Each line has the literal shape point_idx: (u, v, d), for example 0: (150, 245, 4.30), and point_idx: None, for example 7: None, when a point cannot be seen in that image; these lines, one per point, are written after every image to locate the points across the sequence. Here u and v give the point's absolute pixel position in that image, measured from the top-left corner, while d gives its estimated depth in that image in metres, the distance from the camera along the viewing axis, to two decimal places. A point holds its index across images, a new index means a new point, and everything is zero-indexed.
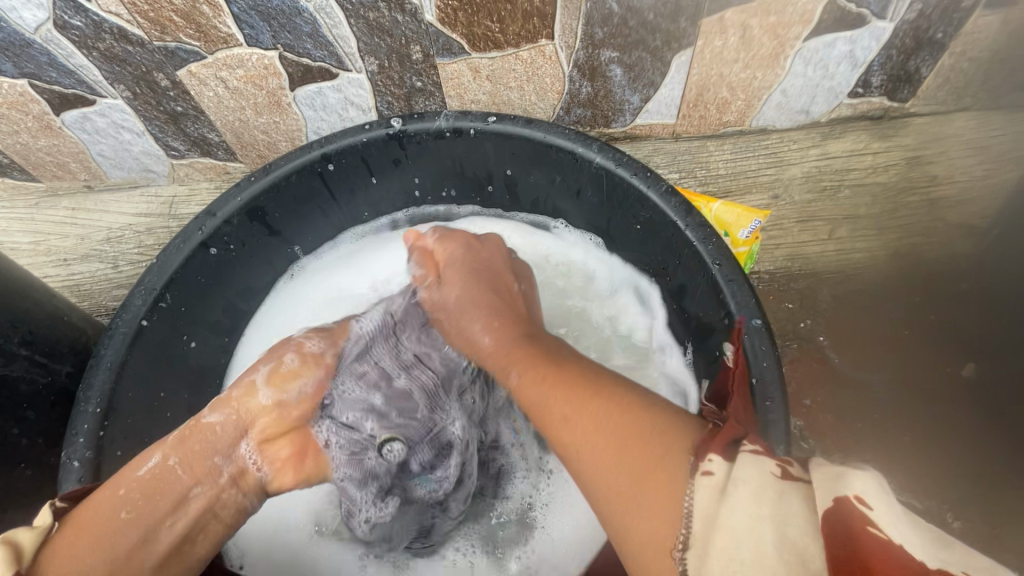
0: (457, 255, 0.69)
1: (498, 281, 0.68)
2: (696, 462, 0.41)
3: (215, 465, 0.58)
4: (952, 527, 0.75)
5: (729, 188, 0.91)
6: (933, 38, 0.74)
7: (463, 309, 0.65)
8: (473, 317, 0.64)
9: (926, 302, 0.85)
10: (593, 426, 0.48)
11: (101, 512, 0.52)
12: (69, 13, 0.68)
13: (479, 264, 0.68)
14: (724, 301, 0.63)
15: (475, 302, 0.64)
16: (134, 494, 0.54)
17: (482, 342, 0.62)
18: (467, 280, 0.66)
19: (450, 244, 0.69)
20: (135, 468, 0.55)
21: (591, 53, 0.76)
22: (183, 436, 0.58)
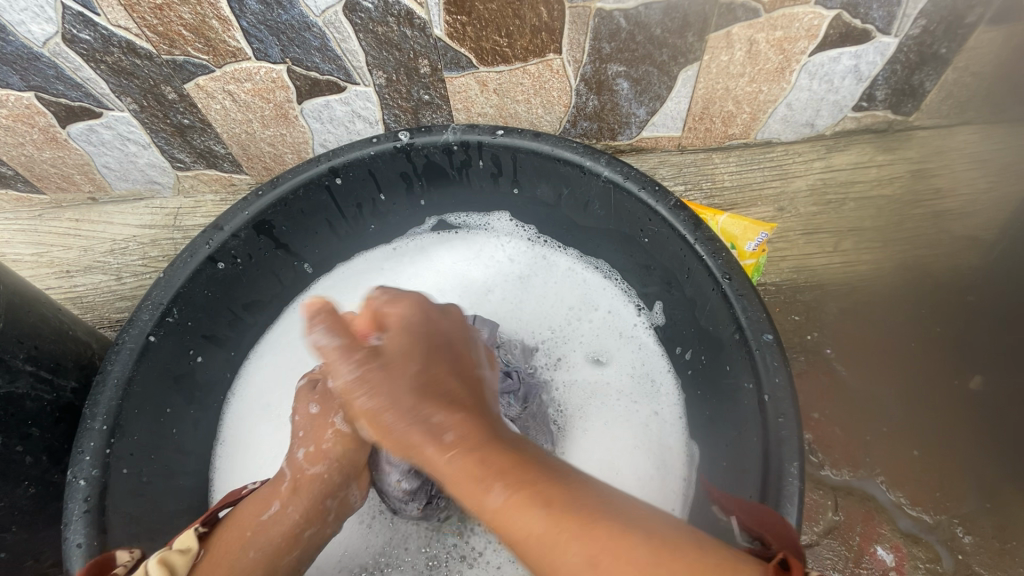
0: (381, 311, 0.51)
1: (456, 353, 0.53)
2: None
3: (326, 507, 0.63)
4: (963, 542, 0.75)
5: (735, 201, 0.91)
6: (937, 53, 0.74)
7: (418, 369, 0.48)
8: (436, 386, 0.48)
9: (933, 315, 0.85)
10: None
11: (235, 550, 0.57)
12: (78, 27, 0.68)
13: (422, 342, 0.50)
14: (734, 316, 0.63)
15: (434, 347, 0.51)
16: (257, 537, 0.58)
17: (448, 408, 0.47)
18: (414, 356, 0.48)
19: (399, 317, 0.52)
20: (258, 510, 0.60)
21: (599, 67, 0.77)
22: (297, 484, 0.62)
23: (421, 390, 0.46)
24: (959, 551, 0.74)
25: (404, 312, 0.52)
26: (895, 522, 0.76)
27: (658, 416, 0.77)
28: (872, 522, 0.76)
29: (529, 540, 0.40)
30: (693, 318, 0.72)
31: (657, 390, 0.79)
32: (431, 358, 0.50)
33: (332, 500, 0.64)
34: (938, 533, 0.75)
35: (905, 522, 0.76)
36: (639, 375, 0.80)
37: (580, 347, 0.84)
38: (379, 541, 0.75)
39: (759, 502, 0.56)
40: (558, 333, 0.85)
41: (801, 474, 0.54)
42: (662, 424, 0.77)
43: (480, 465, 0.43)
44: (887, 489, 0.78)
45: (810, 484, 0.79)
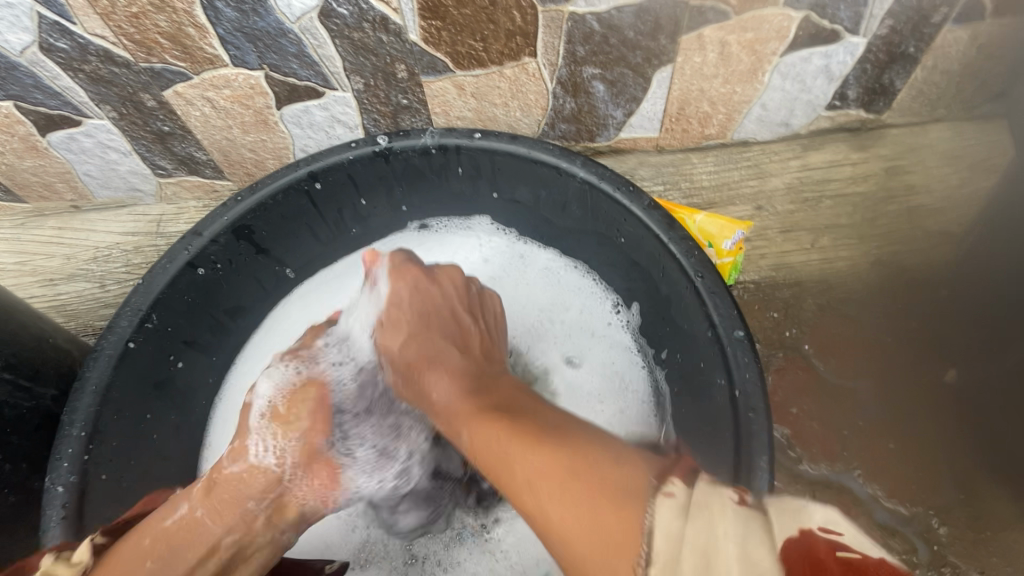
0: (413, 285, 0.71)
1: (447, 314, 0.70)
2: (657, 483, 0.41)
3: (250, 509, 0.63)
4: (938, 533, 0.76)
5: (713, 200, 0.92)
6: (905, 52, 0.76)
7: (412, 328, 0.69)
8: (428, 325, 0.69)
9: (909, 310, 0.87)
10: (557, 498, 0.43)
11: (133, 560, 0.56)
12: (55, 36, 0.68)
13: (421, 289, 0.71)
14: (707, 313, 0.64)
15: (451, 344, 0.67)
16: (159, 545, 0.58)
17: (456, 359, 0.65)
18: (406, 299, 0.70)
19: (397, 275, 0.71)
20: (165, 517, 0.60)
21: (574, 70, 0.78)
22: (211, 485, 0.63)
23: (410, 344, 0.68)
24: (934, 542, 0.76)
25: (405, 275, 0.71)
26: (872, 514, 0.77)
27: (632, 412, 0.78)
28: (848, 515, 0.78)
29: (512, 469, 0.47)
30: (669, 317, 0.73)
31: (629, 393, 0.80)
32: (428, 324, 0.69)
33: (256, 501, 0.63)
34: (913, 525, 0.77)
35: (881, 515, 0.77)
36: (612, 378, 0.81)
37: (555, 350, 0.84)
38: (360, 539, 0.77)
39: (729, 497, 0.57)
40: (533, 334, 0.86)
41: (770, 466, 0.56)
42: (636, 419, 0.78)
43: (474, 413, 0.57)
44: (864, 483, 0.79)
45: (787, 479, 0.80)
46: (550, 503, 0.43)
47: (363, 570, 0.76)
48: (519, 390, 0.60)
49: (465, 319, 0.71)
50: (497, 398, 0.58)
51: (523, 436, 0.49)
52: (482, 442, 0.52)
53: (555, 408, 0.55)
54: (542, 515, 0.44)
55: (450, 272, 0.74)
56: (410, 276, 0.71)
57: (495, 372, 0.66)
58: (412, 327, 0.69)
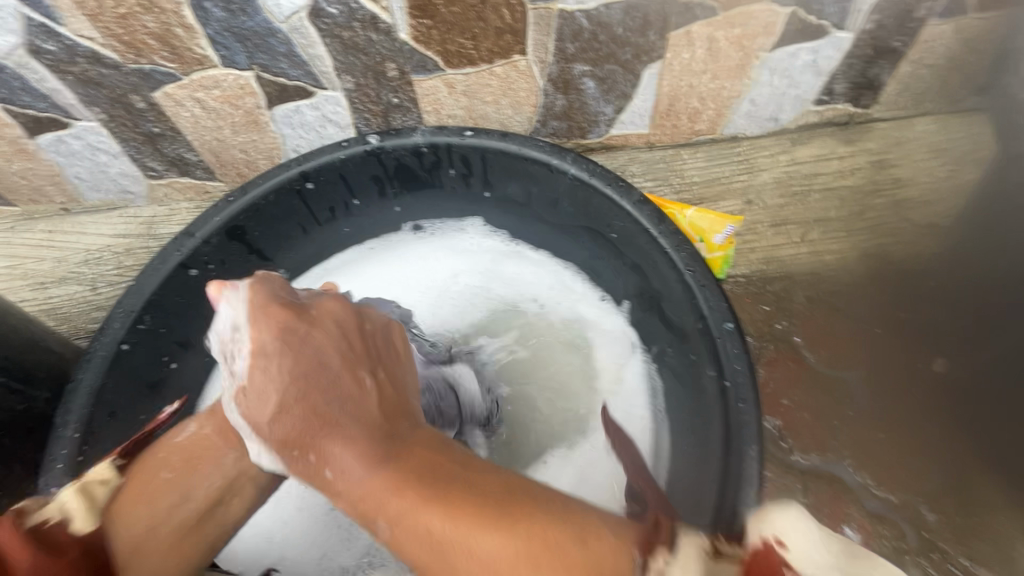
0: (282, 333, 0.54)
1: (329, 364, 0.53)
2: (642, 558, 0.43)
3: (254, 429, 0.62)
4: (926, 519, 0.78)
5: (703, 195, 0.93)
6: (890, 46, 0.77)
7: (281, 411, 0.51)
8: (302, 422, 0.51)
9: (897, 302, 0.88)
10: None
11: (150, 473, 0.59)
12: (42, 38, 0.68)
13: (302, 334, 0.54)
14: (697, 306, 0.65)
15: (345, 364, 0.54)
16: (176, 458, 0.60)
17: (354, 426, 0.50)
18: (257, 368, 0.52)
19: (259, 320, 0.55)
20: (177, 434, 0.62)
21: (564, 67, 0.78)
22: (217, 407, 0.63)
23: (284, 438, 0.51)
24: (922, 529, 0.78)
25: (269, 292, 0.58)
26: (862, 502, 0.79)
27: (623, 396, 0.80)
28: (839, 503, 0.79)
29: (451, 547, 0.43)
30: (661, 311, 0.74)
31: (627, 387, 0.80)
32: (309, 374, 0.52)
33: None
34: (902, 512, 0.79)
35: (871, 503, 0.79)
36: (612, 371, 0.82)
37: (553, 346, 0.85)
38: (364, 545, 0.79)
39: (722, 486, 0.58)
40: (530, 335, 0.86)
41: (759, 455, 0.57)
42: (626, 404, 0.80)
43: (400, 486, 0.46)
44: (854, 471, 0.81)
45: (780, 469, 0.81)
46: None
47: None
48: (435, 442, 0.52)
49: (375, 366, 0.56)
50: (416, 455, 0.49)
51: (466, 523, 0.43)
52: (394, 516, 0.46)
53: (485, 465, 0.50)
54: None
55: (329, 307, 0.58)
56: (285, 312, 0.55)
57: (411, 432, 0.52)
58: (281, 411, 0.51)
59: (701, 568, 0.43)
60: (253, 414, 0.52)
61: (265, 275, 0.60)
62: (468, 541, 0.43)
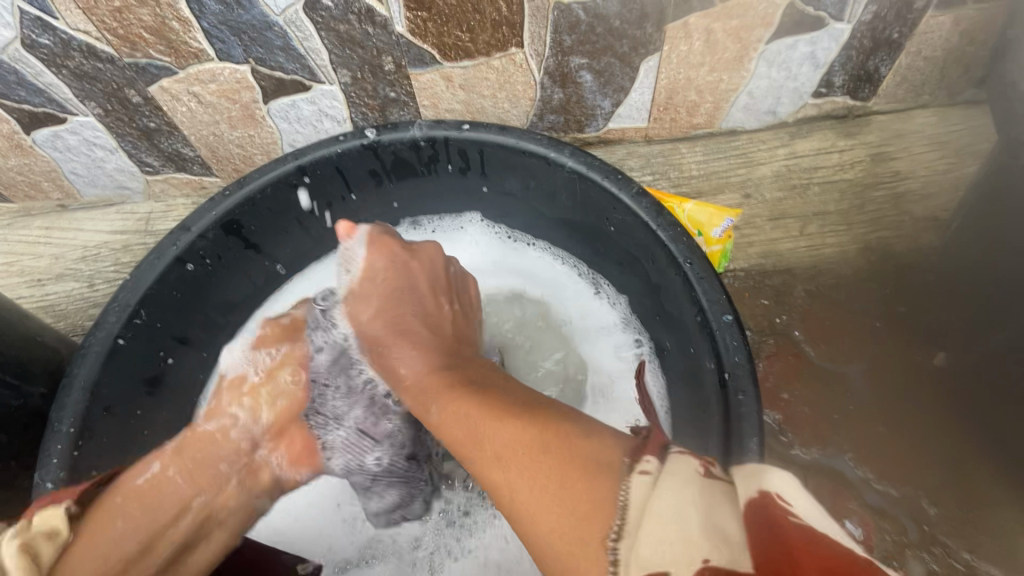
0: (392, 258, 0.71)
1: (423, 294, 0.70)
2: (630, 462, 0.40)
3: (223, 471, 0.64)
4: (928, 514, 0.77)
5: (701, 189, 0.92)
6: (889, 38, 0.76)
7: (377, 317, 0.68)
8: (392, 327, 0.67)
9: (898, 295, 0.87)
10: (516, 457, 0.44)
11: (105, 521, 0.55)
12: (37, 32, 0.68)
13: (406, 261, 0.71)
14: (696, 298, 0.64)
15: (431, 295, 0.70)
16: (132, 504, 0.58)
17: (428, 338, 0.65)
18: (367, 279, 0.70)
19: (375, 241, 0.71)
20: (134, 476, 0.60)
21: (561, 60, 0.78)
22: (181, 446, 0.64)
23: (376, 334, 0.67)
24: (924, 523, 0.77)
25: (377, 233, 0.72)
26: (863, 497, 0.79)
27: (623, 389, 0.80)
28: (840, 498, 0.79)
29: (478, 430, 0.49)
30: (660, 304, 0.73)
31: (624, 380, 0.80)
32: (406, 298, 0.69)
33: (228, 465, 0.65)
34: (903, 506, 0.78)
35: (873, 497, 0.79)
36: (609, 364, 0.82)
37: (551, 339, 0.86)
38: (365, 537, 0.79)
39: None
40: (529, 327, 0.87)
41: (760, 448, 0.56)
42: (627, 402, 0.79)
43: (445, 384, 0.57)
44: (854, 465, 0.80)
45: (780, 463, 0.81)
46: (519, 478, 0.43)
47: (369, 569, 0.77)
48: (490, 366, 0.62)
49: (451, 299, 0.72)
50: (467, 371, 0.59)
51: (498, 412, 0.49)
52: (444, 398, 0.55)
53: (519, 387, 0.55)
54: (508, 489, 0.44)
55: (428, 249, 0.74)
56: (393, 245, 0.72)
57: (471, 354, 0.66)
58: (377, 316, 0.68)
59: (695, 496, 0.35)
60: (356, 309, 0.69)
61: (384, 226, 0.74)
62: (494, 427, 0.48)
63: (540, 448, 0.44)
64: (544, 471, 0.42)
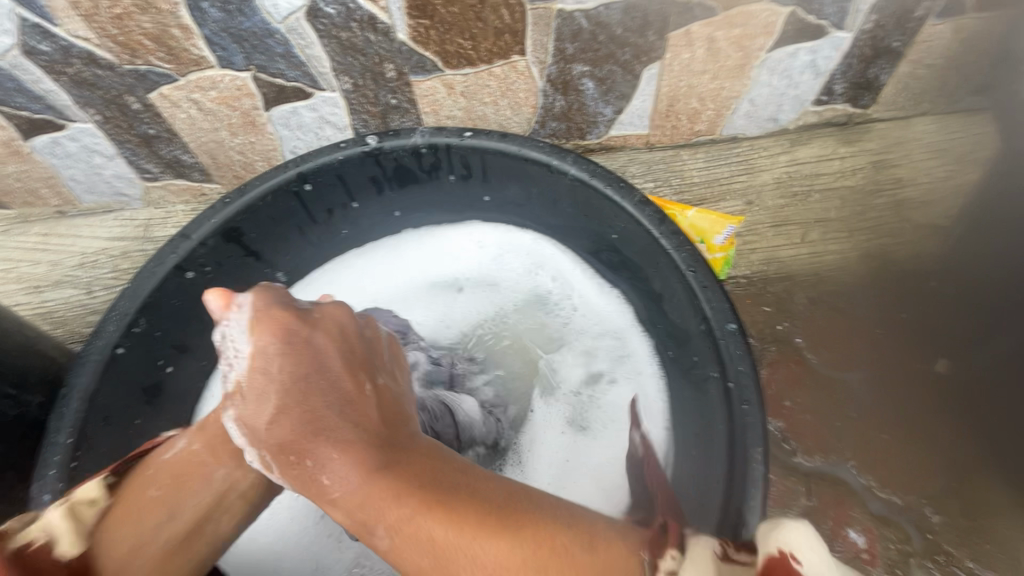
0: (294, 339, 0.50)
1: (341, 374, 0.52)
2: (651, 560, 0.46)
3: (244, 448, 0.56)
4: (931, 521, 0.77)
5: (704, 195, 0.93)
6: (890, 46, 0.76)
7: (285, 420, 0.49)
8: (308, 426, 0.49)
9: (899, 301, 0.87)
10: (484, 558, 0.45)
11: (138, 492, 0.54)
12: (37, 39, 0.67)
13: (308, 338, 0.51)
14: (699, 307, 0.64)
15: (351, 372, 0.52)
16: (164, 475, 0.55)
17: (352, 436, 0.50)
18: (253, 374, 0.49)
19: (265, 315, 0.50)
20: (166, 452, 0.57)
21: (563, 67, 0.78)
22: (207, 419, 0.57)
23: (281, 443, 0.49)
24: (927, 531, 0.77)
25: (267, 307, 0.50)
26: (866, 505, 0.78)
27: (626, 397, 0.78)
28: (843, 506, 0.78)
29: (428, 541, 0.46)
30: (664, 311, 0.73)
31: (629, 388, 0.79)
32: (315, 382, 0.50)
33: None
34: (907, 514, 0.78)
35: (875, 505, 0.78)
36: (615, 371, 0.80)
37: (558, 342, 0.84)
38: (357, 551, 0.78)
39: (727, 487, 0.57)
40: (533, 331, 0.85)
41: (765, 458, 0.56)
42: (624, 405, 0.78)
43: (400, 492, 0.48)
44: (857, 473, 0.80)
45: (783, 471, 0.80)
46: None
47: None
48: (433, 454, 0.52)
49: (374, 370, 0.55)
50: (406, 467, 0.49)
51: (469, 531, 0.46)
52: (394, 523, 0.47)
53: (478, 471, 0.52)
54: None
55: (334, 313, 0.55)
56: (288, 318, 0.51)
57: (413, 436, 0.53)
58: (286, 420, 0.49)
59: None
60: (245, 416, 0.49)
61: (266, 286, 0.53)
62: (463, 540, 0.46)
63: (527, 564, 0.45)
64: None
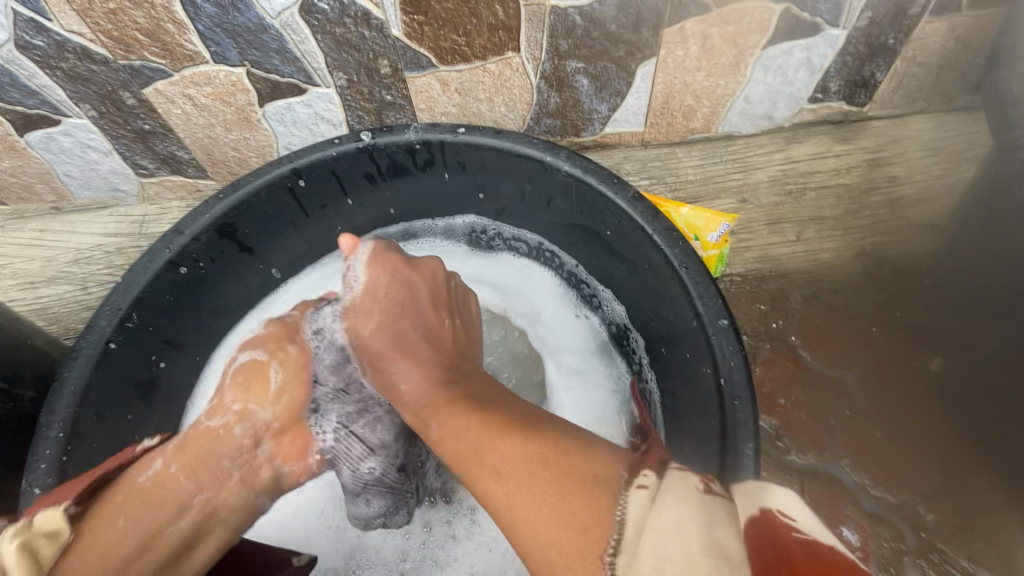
0: (394, 275, 0.70)
1: (424, 308, 0.69)
2: (628, 476, 0.44)
3: (225, 467, 0.64)
4: (925, 520, 0.77)
5: (698, 194, 0.92)
6: (884, 44, 0.76)
7: (382, 330, 0.68)
8: (397, 341, 0.67)
9: (893, 299, 0.87)
10: (502, 448, 0.50)
11: (109, 518, 0.55)
12: (31, 33, 0.68)
13: (407, 279, 0.70)
14: (691, 302, 0.64)
15: (432, 310, 0.70)
16: (136, 499, 0.57)
17: (429, 355, 0.66)
18: (367, 297, 0.69)
19: (377, 260, 0.70)
20: (140, 473, 0.59)
21: (558, 64, 0.78)
22: (183, 443, 0.63)
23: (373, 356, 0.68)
24: (921, 529, 0.77)
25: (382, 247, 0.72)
26: (860, 502, 0.78)
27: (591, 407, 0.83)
28: (836, 504, 0.78)
29: (466, 435, 0.54)
30: (657, 308, 0.73)
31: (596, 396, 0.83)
32: (408, 314, 0.69)
33: (230, 460, 0.65)
34: (900, 512, 0.77)
35: (869, 503, 0.78)
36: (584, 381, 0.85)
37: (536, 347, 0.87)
38: (351, 547, 0.78)
39: (717, 484, 0.57)
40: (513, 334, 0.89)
41: (756, 454, 0.56)
42: (590, 412, 0.82)
43: (445, 395, 0.61)
44: (851, 471, 0.80)
45: (776, 469, 0.80)
46: (521, 499, 0.46)
47: None
48: (486, 378, 0.66)
49: (453, 314, 0.72)
50: (470, 387, 0.62)
51: (496, 428, 0.53)
52: (442, 412, 0.59)
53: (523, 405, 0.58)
54: (508, 502, 0.47)
55: (429, 264, 0.73)
56: (394, 263, 0.71)
57: (473, 369, 0.68)
58: (381, 330, 0.68)
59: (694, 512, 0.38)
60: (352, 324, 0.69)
61: (381, 241, 0.74)
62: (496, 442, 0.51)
63: (539, 463, 0.47)
64: (540, 479, 0.46)
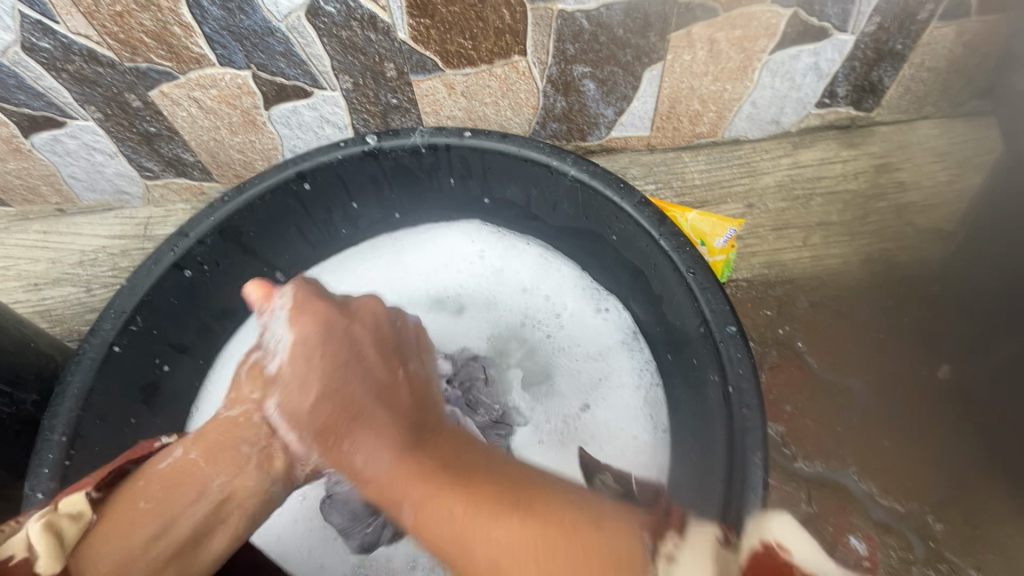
0: (325, 324, 0.62)
1: (370, 362, 0.61)
2: (652, 542, 0.46)
3: (242, 453, 0.62)
4: (934, 529, 0.76)
5: (706, 198, 0.92)
6: (893, 49, 0.76)
7: (326, 405, 0.58)
8: (344, 412, 0.58)
9: (901, 306, 0.87)
10: (491, 531, 0.47)
11: (131, 502, 0.56)
12: (37, 36, 0.68)
13: (346, 328, 0.62)
14: (699, 309, 0.63)
15: (379, 358, 0.62)
16: (155, 484, 0.58)
17: (385, 416, 0.57)
18: (298, 359, 0.60)
19: (307, 312, 0.62)
20: (158, 463, 0.60)
21: (564, 68, 0.78)
22: (204, 431, 0.64)
23: (321, 428, 0.58)
24: (930, 539, 0.76)
25: (313, 291, 0.65)
26: (868, 511, 0.77)
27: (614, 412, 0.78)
28: (844, 512, 0.77)
29: (450, 521, 0.48)
30: (663, 314, 0.72)
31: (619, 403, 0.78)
32: (354, 373, 0.60)
33: (248, 446, 0.63)
34: (909, 521, 0.77)
35: (877, 512, 0.77)
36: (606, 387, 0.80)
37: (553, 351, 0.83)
38: (357, 554, 0.77)
39: (725, 492, 0.57)
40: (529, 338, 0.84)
41: (764, 463, 0.56)
42: (614, 420, 0.77)
43: (424, 474, 0.52)
44: (859, 479, 0.79)
45: (783, 476, 0.80)
46: None
47: None
48: (457, 435, 0.59)
49: (405, 359, 0.65)
50: (439, 450, 0.55)
51: (486, 509, 0.48)
52: (419, 499, 0.50)
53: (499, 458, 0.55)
54: None
55: (367, 304, 0.66)
56: (328, 308, 0.63)
57: (436, 425, 0.59)
58: (326, 405, 0.58)
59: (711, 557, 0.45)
60: (293, 397, 0.60)
61: (304, 278, 0.66)
62: (482, 516, 0.48)
63: (540, 546, 0.45)
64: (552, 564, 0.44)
